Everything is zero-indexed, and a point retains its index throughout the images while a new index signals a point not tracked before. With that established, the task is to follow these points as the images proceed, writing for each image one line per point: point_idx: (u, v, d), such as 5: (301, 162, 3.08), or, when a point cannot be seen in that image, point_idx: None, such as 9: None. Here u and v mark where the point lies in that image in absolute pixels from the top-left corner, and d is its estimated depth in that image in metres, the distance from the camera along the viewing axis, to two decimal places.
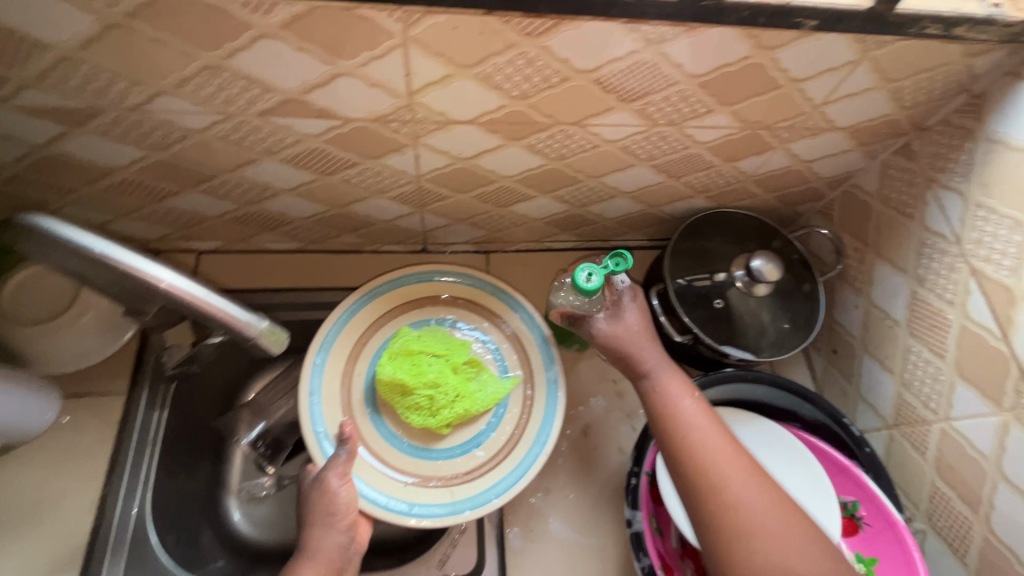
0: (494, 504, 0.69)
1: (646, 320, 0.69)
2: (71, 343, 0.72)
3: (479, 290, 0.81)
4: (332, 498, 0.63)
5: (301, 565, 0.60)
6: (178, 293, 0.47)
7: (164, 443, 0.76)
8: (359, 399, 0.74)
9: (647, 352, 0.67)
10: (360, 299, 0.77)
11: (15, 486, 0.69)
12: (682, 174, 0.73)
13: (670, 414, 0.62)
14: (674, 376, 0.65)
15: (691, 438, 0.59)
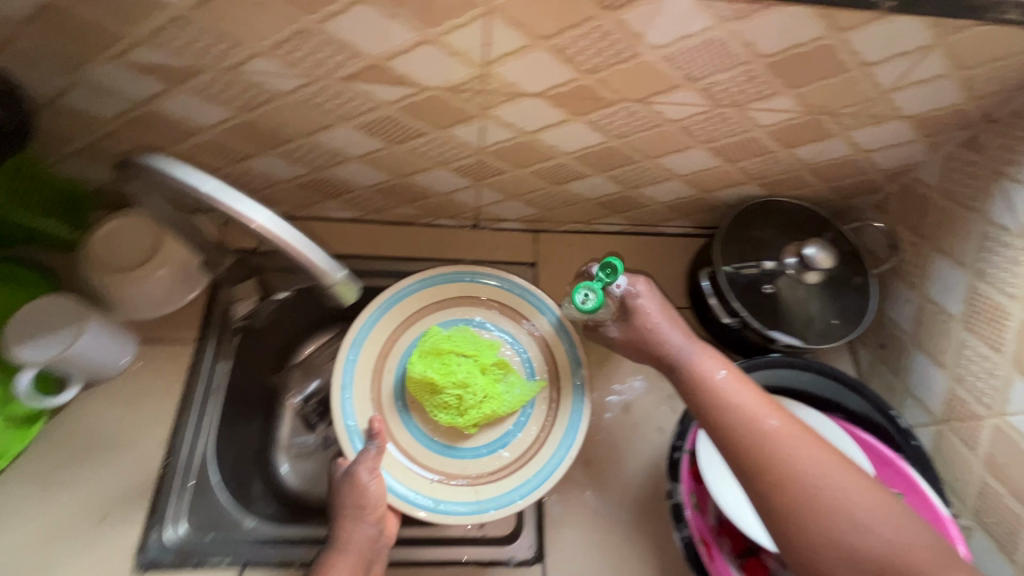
0: (518, 505, 0.70)
1: (662, 309, 0.70)
2: (149, 292, 0.77)
3: (510, 294, 0.83)
4: (363, 491, 0.65)
5: (333, 557, 0.63)
6: (268, 233, 0.49)
7: (226, 392, 0.81)
8: (390, 396, 0.77)
9: (672, 338, 0.69)
10: (392, 299, 0.80)
11: (91, 421, 0.74)
12: (738, 158, 0.74)
13: (710, 392, 0.63)
14: (706, 356, 0.66)
15: (735, 415, 0.60)
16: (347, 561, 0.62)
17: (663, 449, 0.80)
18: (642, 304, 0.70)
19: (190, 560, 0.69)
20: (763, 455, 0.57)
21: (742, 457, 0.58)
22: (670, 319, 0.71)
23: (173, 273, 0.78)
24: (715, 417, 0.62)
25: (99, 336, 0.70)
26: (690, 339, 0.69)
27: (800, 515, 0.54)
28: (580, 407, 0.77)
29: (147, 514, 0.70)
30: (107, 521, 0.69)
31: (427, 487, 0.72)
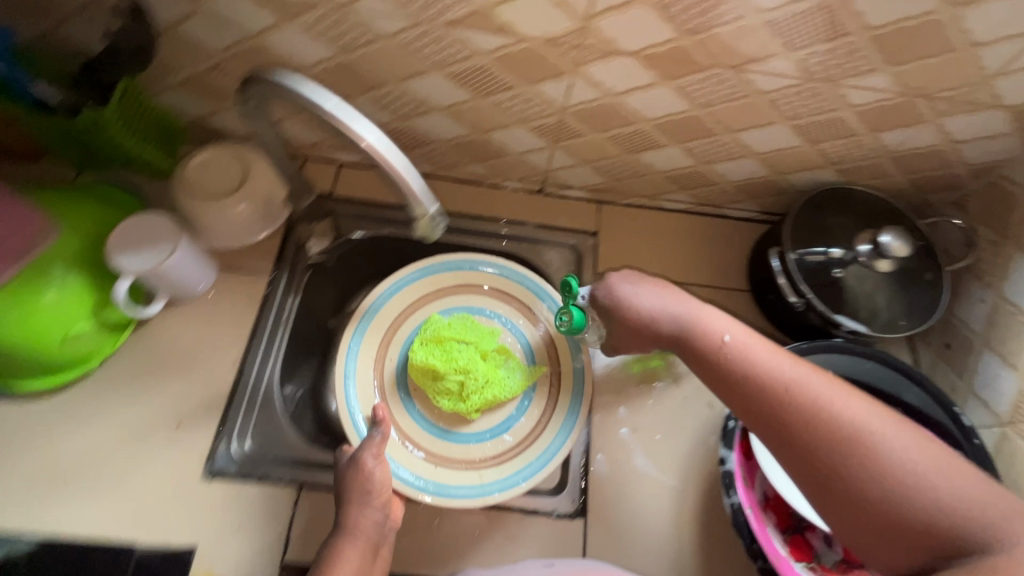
0: (522, 487, 0.73)
1: (646, 291, 0.69)
2: (231, 223, 0.82)
3: (511, 282, 0.86)
4: (368, 476, 0.66)
5: (341, 541, 0.63)
6: (375, 152, 0.51)
7: (293, 325, 0.85)
8: (394, 384, 0.80)
9: (674, 310, 0.66)
10: (394, 287, 0.84)
11: (170, 337, 0.79)
12: (820, 139, 0.73)
13: (725, 354, 0.59)
14: (714, 318, 0.63)
15: (756, 377, 0.56)
16: (355, 547, 0.62)
17: (711, 424, 0.80)
18: (627, 290, 0.70)
19: (251, 475, 0.73)
20: (793, 414, 0.53)
21: (769, 419, 0.54)
22: (667, 292, 0.68)
23: (253, 208, 0.82)
24: (734, 382, 0.58)
25: (186, 257, 0.75)
26: (695, 303, 0.66)
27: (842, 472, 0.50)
28: (579, 407, 0.78)
29: (218, 426, 0.75)
30: (181, 428, 0.74)
31: (432, 471, 0.74)
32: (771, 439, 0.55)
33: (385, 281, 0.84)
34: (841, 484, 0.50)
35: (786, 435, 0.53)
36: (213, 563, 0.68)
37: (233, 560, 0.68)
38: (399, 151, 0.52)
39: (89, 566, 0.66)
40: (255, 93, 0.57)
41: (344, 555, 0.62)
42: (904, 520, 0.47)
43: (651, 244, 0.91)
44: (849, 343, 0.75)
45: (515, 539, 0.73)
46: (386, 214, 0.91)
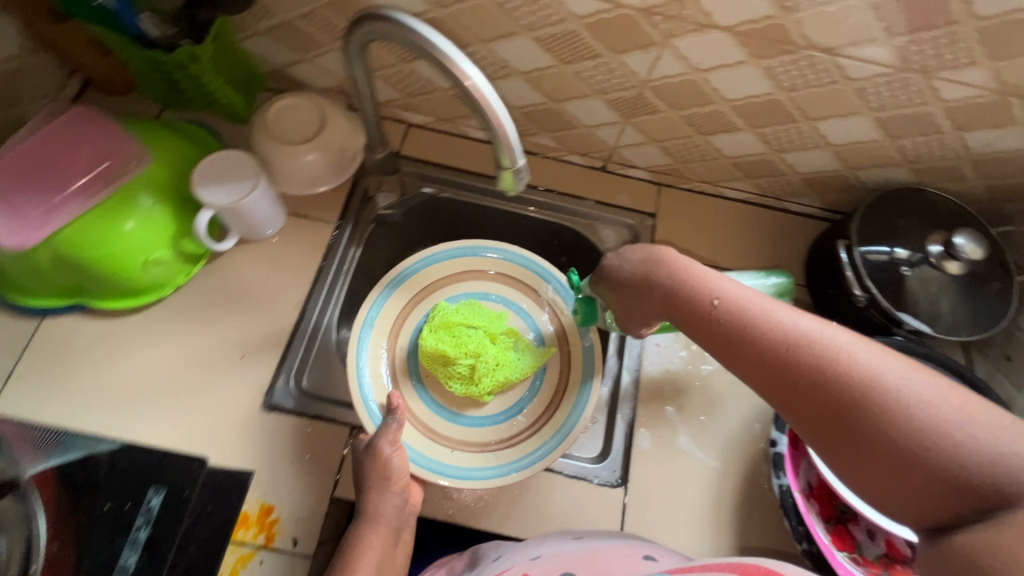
0: (538, 465, 0.73)
1: (640, 259, 0.61)
2: (304, 169, 0.85)
3: (515, 265, 0.87)
4: (385, 462, 0.67)
5: (364, 527, 0.65)
6: (477, 93, 0.52)
7: (351, 275, 0.88)
8: (405, 371, 0.81)
9: (663, 273, 0.57)
10: (399, 278, 0.84)
11: (238, 274, 0.82)
12: (901, 135, 0.73)
13: (717, 320, 0.51)
14: (697, 278, 0.55)
15: (754, 342, 0.48)
16: (378, 534, 0.65)
17: (758, 412, 0.80)
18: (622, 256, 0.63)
19: (306, 412, 0.75)
20: (803, 377, 0.45)
21: (778, 389, 0.46)
22: (649, 253, 0.60)
23: (323, 160, 0.85)
24: (730, 349, 0.50)
25: (265, 196, 0.78)
26: (677, 261, 0.57)
27: (872, 435, 0.41)
28: (587, 399, 0.77)
29: (278, 363, 0.78)
30: (245, 360, 0.77)
31: (447, 455, 0.76)
32: (787, 406, 0.46)
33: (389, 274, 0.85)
34: (875, 450, 0.41)
35: (801, 405, 0.45)
36: (266, 490, 0.70)
37: (287, 489, 0.71)
38: (505, 108, 0.53)
39: None
40: (364, 35, 0.58)
41: (367, 543, 0.64)
42: (960, 483, 0.38)
43: (709, 231, 0.91)
44: (908, 342, 0.74)
45: (555, 502, 0.75)
46: (449, 177, 0.92)
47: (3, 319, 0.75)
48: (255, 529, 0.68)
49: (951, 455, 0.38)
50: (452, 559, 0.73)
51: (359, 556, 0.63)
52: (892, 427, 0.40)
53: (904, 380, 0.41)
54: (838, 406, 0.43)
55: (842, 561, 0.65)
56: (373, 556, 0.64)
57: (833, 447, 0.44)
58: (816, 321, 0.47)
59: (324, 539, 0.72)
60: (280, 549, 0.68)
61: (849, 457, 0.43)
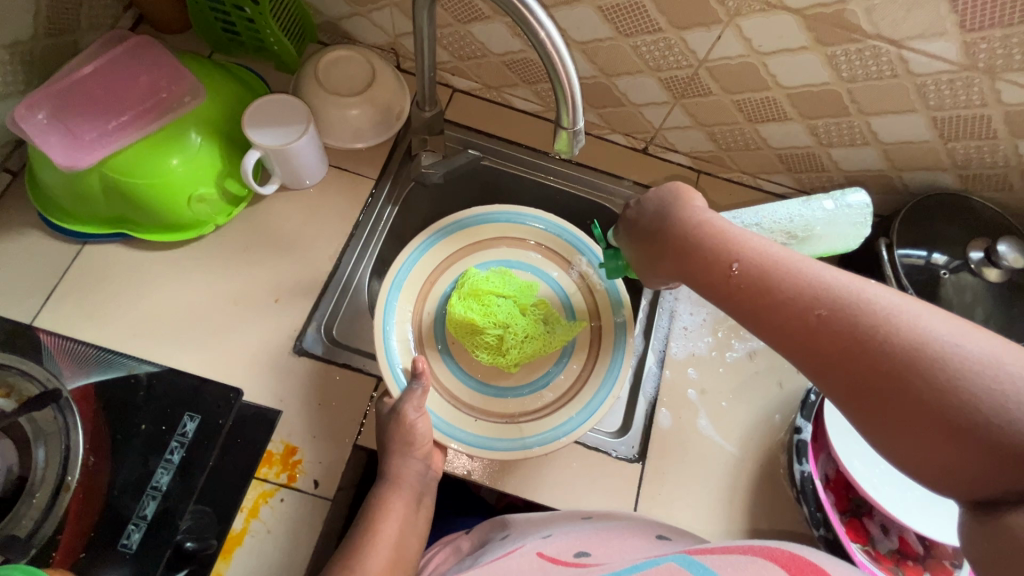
0: (561, 442, 0.73)
1: (666, 206, 0.60)
2: (349, 123, 0.85)
3: (554, 236, 0.87)
4: (410, 428, 0.69)
5: (386, 490, 0.68)
6: (549, 46, 0.52)
7: (386, 233, 0.89)
8: (431, 337, 0.81)
9: (686, 228, 0.56)
10: (432, 240, 0.84)
11: (277, 220, 0.82)
12: (954, 137, 0.72)
13: (736, 284, 0.50)
14: (715, 240, 0.53)
15: (776, 307, 0.47)
16: (399, 497, 0.68)
17: (779, 403, 0.80)
18: (644, 208, 0.62)
19: (335, 359, 0.76)
20: (837, 339, 0.44)
21: (801, 356, 0.46)
22: (666, 208, 0.60)
23: (368, 114, 0.85)
24: (751, 314, 0.49)
25: (314, 142, 0.78)
26: (695, 219, 0.56)
27: (900, 399, 0.40)
28: (614, 376, 0.78)
29: (310, 309, 0.78)
30: (279, 303, 0.78)
31: (469, 425, 0.75)
32: (817, 370, 0.45)
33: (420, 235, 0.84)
34: (903, 415, 0.40)
35: (825, 372, 0.44)
36: (291, 431, 0.71)
37: (311, 432, 0.72)
38: (575, 69, 0.53)
39: None
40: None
41: (389, 506, 0.67)
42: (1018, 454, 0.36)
43: None
44: None
45: (572, 471, 0.76)
46: (490, 145, 0.92)
47: (48, 241, 0.76)
48: (279, 467, 0.69)
49: (986, 417, 0.37)
50: (458, 539, 0.74)
51: (381, 519, 0.66)
52: (921, 389, 0.39)
53: (930, 340, 0.40)
54: (864, 370, 0.42)
55: (858, 553, 0.66)
56: (395, 519, 0.67)
57: (860, 412, 0.43)
58: (841, 279, 0.46)
59: (342, 485, 0.73)
60: (301, 489, 0.69)
61: (876, 424, 0.42)
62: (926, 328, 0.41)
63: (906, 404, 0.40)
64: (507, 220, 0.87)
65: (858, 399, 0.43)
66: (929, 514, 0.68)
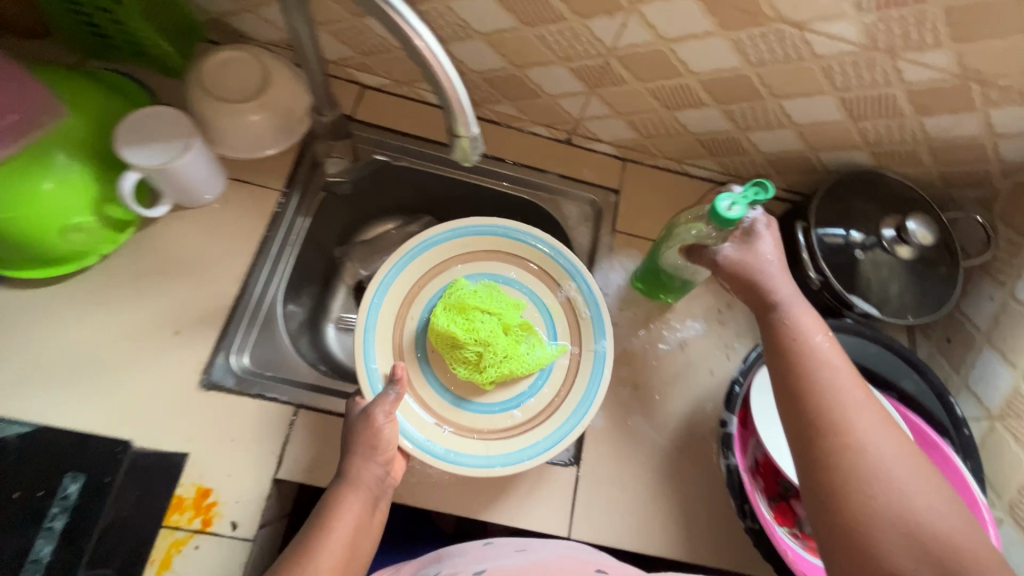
0: (524, 466, 0.70)
1: (780, 253, 0.66)
2: (246, 132, 0.79)
3: (544, 256, 0.82)
4: (376, 432, 0.64)
5: (342, 491, 0.62)
6: (427, 55, 0.48)
7: (298, 247, 0.84)
8: (409, 338, 0.78)
9: (785, 286, 0.64)
10: (421, 245, 0.80)
11: (173, 242, 0.76)
12: (863, 117, 0.72)
13: (798, 344, 0.60)
14: (809, 312, 0.63)
15: (817, 374, 0.58)
16: (355, 496, 0.62)
17: (711, 391, 0.81)
18: (764, 238, 0.66)
19: (249, 391, 0.71)
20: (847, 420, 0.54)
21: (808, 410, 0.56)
22: (781, 261, 0.66)
23: (268, 122, 0.80)
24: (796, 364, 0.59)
25: (201, 158, 0.71)
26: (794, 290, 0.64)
27: (862, 474, 0.52)
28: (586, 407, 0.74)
29: (217, 339, 0.73)
30: (181, 335, 0.72)
31: (435, 434, 0.72)
32: (821, 427, 0.55)
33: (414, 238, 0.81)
34: (856, 485, 0.51)
35: (821, 433, 0.54)
36: (203, 471, 0.67)
37: (226, 470, 0.68)
38: (459, 76, 0.50)
39: (79, 458, 0.63)
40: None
41: (343, 501, 0.61)
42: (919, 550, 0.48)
43: (671, 210, 0.90)
44: (859, 325, 0.76)
45: (508, 481, 0.74)
46: (402, 145, 0.87)
47: None
48: (191, 513, 0.65)
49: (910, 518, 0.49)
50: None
51: (335, 516, 0.60)
52: (878, 480, 0.51)
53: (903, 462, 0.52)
54: (850, 447, 0.53)
55: (784, 537, 0.67)
56: (350, 518, 0.60)
57: (823, 472, 0.53)
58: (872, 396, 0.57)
59: (266, 521, 0.69)
60: (218, 533, 0.65)
61: (829, 484, 0.52)
62: (900, 453, 0.53)
63: (865, 480, 0.51)
64: (499, 234, 0.83)
65: (830, 462, 0.53)
66: None
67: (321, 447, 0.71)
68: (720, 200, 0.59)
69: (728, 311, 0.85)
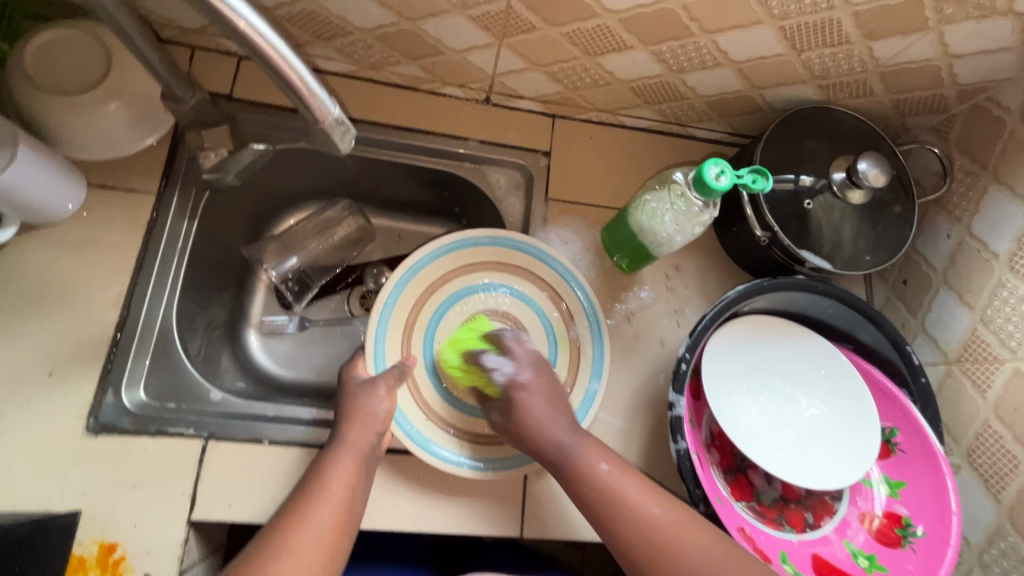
0: (489, 472, 0.67)
1: (544, 396, 0.63)
2: (97, 130, 0.66)
3: (566, 286, 0.74)
4: (372, 405, 0.63)
5: (335, 452, 0.60)
6: (253, 38, 0.38)
7: (190, 252, 0.74)
8: (421, 326, 0.72)
9: (556, 435, 0.60)
10: (458, 243, 0.73)
11: (30, 269, 0.65)
12: (806, 47, 0.63)
13: (591, 486, 0.57)
14: (586, 440, 0.60)
15: (622, 507, 0.55)
16: (348, 459, 0.60)
17: (662, 363, 0.76)
18: (527, 397, 0.62)
19: (146, 429, 0.63)
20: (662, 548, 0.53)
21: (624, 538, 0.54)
22: (553, 392, 0.64)
23: (126, 111, 0.67)
24: (597, 507, 0.56)
25: (36, 168, 0.60)
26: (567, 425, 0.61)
27: None
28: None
29: (101, 373, 0.64)
30: (54, 377, 0.63)
31: (417, 416, 0.68)
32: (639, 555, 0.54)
33: (455, 232, 0.74)
34: None
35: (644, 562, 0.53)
36: (104, 526, 0.60)
37: (132, 519, 0.61)
38: (299, 55, 0.40)
39: None
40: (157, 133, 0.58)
41: (338, 463, 0.59)
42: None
43: (608, 166, 0.81)
44: (811, 280, 0.70)
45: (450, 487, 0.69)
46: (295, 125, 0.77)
47: None
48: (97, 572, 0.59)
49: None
50: None
51: (330, 476, 0.58)
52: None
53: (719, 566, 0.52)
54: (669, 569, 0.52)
55: (740, 511, 0.64)
56: (343, 476, 0.59)
57: None
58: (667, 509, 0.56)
59: (187, 566, 0.63)
60: None
61: None
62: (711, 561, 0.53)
63: None
64: (532, 255, 0.74)
65: None
66: (821, 463, 0.66)
67: (238, 480, 0.64)
68: (711, 165, 0.52)
69: (676, 275, 0.79)
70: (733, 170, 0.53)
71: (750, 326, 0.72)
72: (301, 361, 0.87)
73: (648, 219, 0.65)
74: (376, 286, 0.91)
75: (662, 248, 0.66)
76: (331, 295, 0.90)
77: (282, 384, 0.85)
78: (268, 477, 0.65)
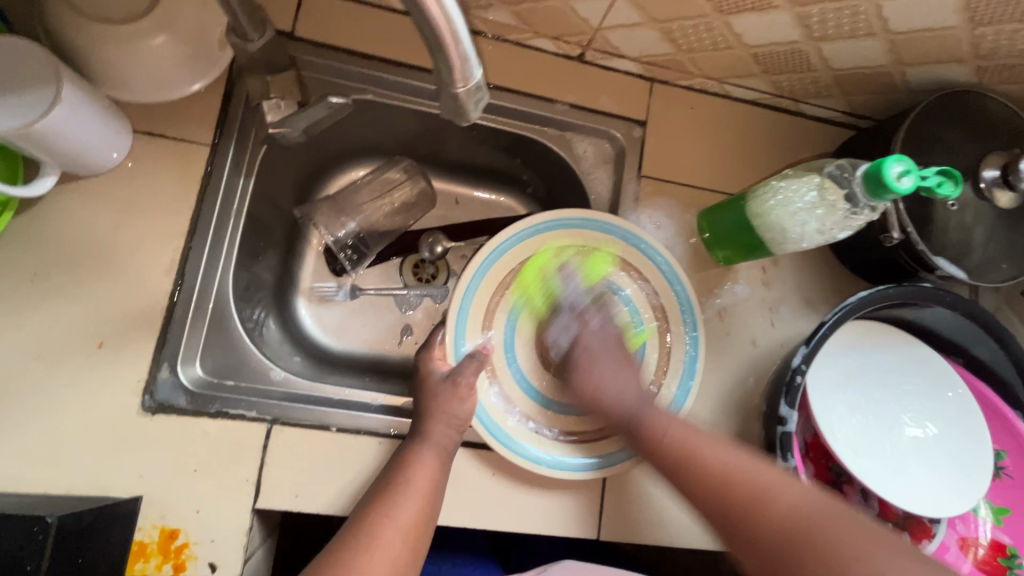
0: (569, 475, 0.61)
1: (609, 371, 0.60)
2: (144, 67, 0.57)
3: (661, 279, 0.67)
4: (458, 398, 0.59)
5: (413, 447, 0.56)
6: None
7: (245, 213, 0.66)
8: (504, 310, 0.66)
9: (627, 402, 0.58)
10: (548, 224, 0.66)
11: (73, 225, 0.58)
12: (985, 21, 0.54)
13: (665, 452, 0.54)
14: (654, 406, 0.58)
15: (704, 466, 0.51)
16: (426, 459, 0.56)
17: (753, 364, 0.70)
18: (594, 379, 0.60)
19: (208, 409, 0.58)
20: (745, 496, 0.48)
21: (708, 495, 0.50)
22: (620, 351, 0.62)
23: (178, 47, 0.58)
24: (677, 467, 0.53)
25: (82, 109, 0.51)
26: (623, 390, 0.59)
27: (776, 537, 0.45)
28: None
29: (155, 346, 0.58)
30: (105, 349, 0.57)
31: (495, 409, 0.63)
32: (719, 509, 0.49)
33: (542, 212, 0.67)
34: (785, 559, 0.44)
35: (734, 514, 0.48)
36: (165, 511, 0.56)
37: (195, 505, 0.56)
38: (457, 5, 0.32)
39: None
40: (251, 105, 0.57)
41: (420, 457, 0.56)
42: None
43: (708, 141, 0.73)
44: (936, 288, 0.63)
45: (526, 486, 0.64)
46: (359, 71, 0.67)
47: None
48: (158, 559, 0.55)
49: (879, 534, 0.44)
50: None
51: (411, 474, 0.54)
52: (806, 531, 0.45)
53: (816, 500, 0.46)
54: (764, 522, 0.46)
55: None
56: (424, 474, 0.55)
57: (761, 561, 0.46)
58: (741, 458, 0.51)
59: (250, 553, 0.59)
60: None
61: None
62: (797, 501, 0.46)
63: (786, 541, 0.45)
64: (626, 240, 0.67)
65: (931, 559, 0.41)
66: (928, 489, 0.62)
67: (305, 467, 0.59)
68: (892, 162, 0.48)
69: (774, 269, 0.72)
70: (914, 171, 0.48)
71: (861, 330, 0.67)
72: (354, 331, 0.80)
73: (773, 212, 0.57)
74: (431, 256, 0.83)
75: (782, 246, 0.59)
76: (387, 264, 0.83)
77: (336, 356, 0.79)
78: (336, 467, 0.60)
